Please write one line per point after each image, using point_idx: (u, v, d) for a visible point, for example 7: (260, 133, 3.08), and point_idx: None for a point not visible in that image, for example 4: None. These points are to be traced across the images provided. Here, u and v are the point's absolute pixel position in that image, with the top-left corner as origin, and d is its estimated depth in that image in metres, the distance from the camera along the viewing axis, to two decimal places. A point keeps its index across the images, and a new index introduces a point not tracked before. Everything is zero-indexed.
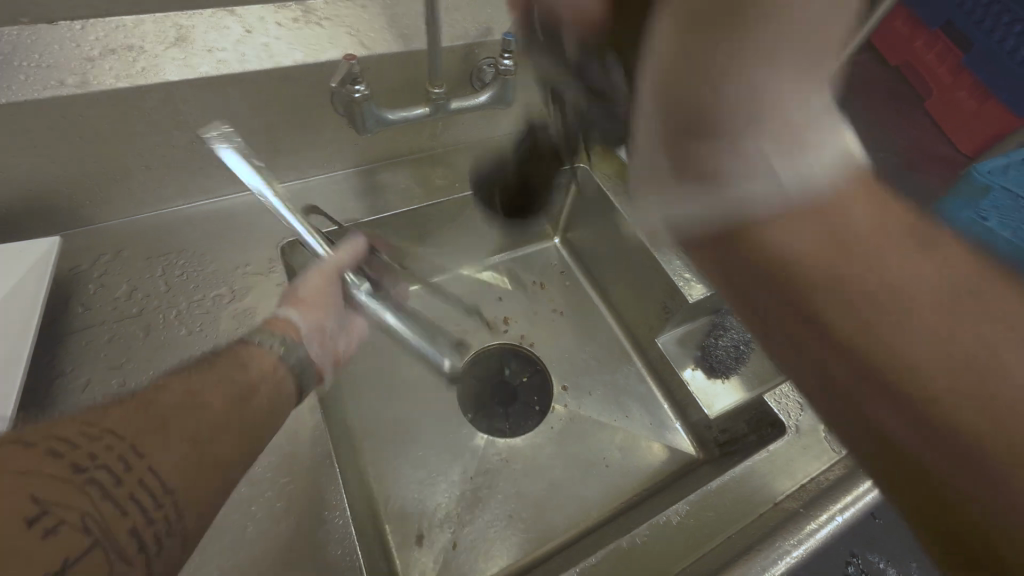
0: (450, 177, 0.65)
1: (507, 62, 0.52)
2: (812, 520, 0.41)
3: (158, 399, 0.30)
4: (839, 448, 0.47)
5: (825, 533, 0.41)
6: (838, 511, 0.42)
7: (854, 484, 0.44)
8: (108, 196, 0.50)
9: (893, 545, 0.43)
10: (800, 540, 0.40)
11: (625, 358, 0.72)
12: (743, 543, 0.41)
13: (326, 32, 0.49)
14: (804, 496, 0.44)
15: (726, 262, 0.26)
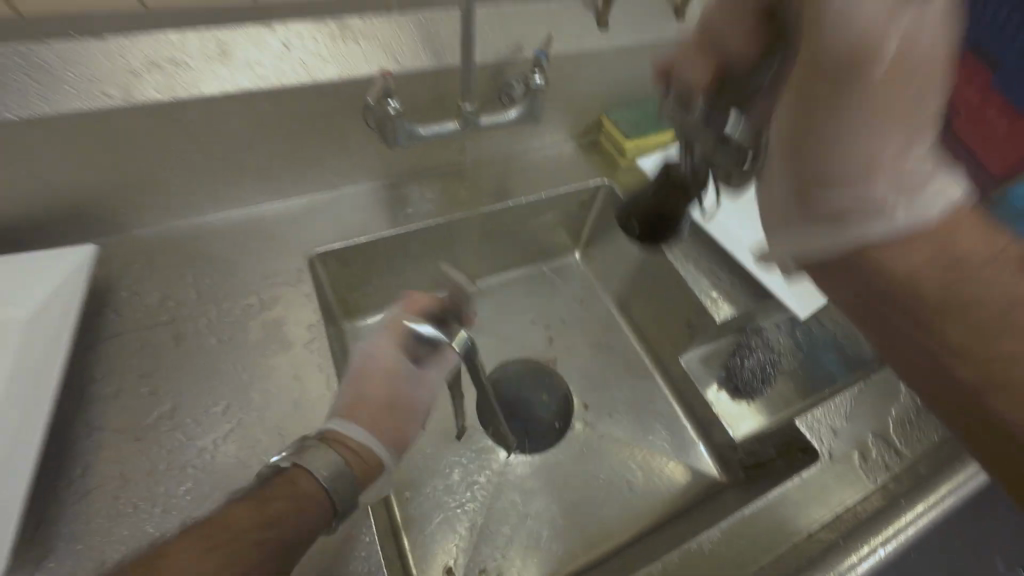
0: (476, 191, 0.65)
1: (538, 79, 0.52)
2: (852, 553, 0.40)
3: (218, 532, 0.33)
4: (874, 477, 0.46)
5: (865, 567, 0.39)
6: (878, 543, 0.41)
7: (895, 515, 0.42)
8: (145, 205, 0.51)
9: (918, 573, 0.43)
10: (839, 573, 0.39)
11: (647, 375, 0.71)
12: (777, 574, 0.40)
13: (361, 47, 0.50)
14: (840, 526, 0.43)
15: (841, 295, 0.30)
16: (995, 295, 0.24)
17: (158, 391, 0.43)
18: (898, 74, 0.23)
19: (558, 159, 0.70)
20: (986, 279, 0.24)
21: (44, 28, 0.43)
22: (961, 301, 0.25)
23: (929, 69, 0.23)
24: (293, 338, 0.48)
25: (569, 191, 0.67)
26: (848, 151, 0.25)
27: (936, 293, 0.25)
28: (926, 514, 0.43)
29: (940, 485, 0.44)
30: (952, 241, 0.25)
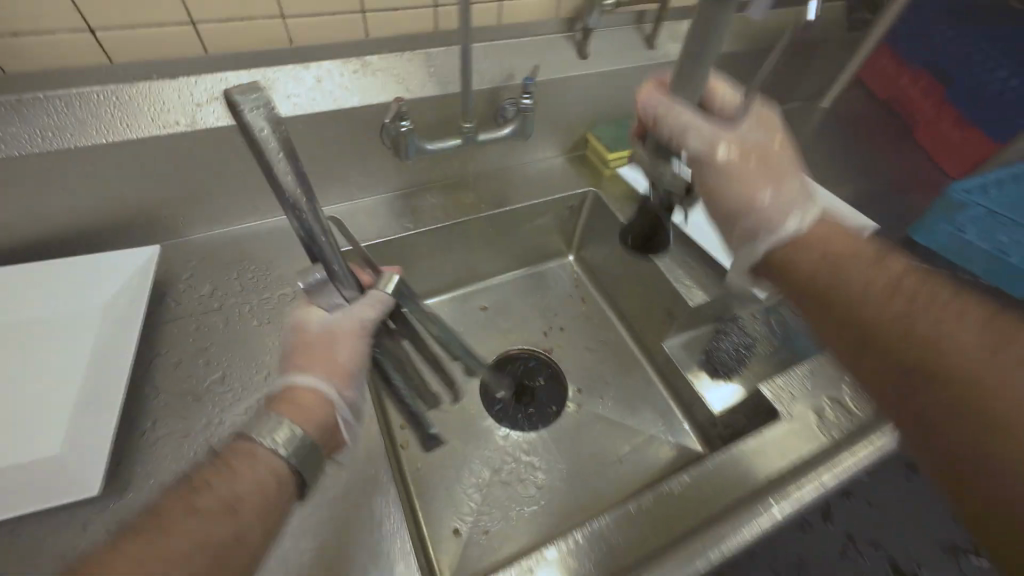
0: (477, 200, 0.75)
1: (527, 102, 0.62)
2: (796, 486, 0.47)
3: (160, 531, 0.32)
4: (829, 431, 0.52)
5: (807, 496, 0.47)
6: (820, 478, 0.48)
7: (837, 457, 0.49)
8: (199, 213, 0.61)
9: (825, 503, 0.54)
10: (784, 500, 0.46)
11: (635, 363, 0.78)
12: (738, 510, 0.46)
13: (379, 80, 0.60)
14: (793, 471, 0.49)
15: (782, 287, 0.45)
16: (855, 296, 0.40)
17: (211, 364, 0.52)
18: (746, 160, 0.43)
19: (549, 171, 0.80)
20: (841, 280, 0.41)
21: (127, 70, 0.54)
22: (838, 296, 0.41)
23: (764, 162, 0.44)
24: None
25: (559, 198, 0.76)
26: (743, 208, 0.45)
27: (862, 305, 0.40)
28: (865, 457, 0.50)
29: (874, 435, 0.51)
30: (833, 257, 0.42)
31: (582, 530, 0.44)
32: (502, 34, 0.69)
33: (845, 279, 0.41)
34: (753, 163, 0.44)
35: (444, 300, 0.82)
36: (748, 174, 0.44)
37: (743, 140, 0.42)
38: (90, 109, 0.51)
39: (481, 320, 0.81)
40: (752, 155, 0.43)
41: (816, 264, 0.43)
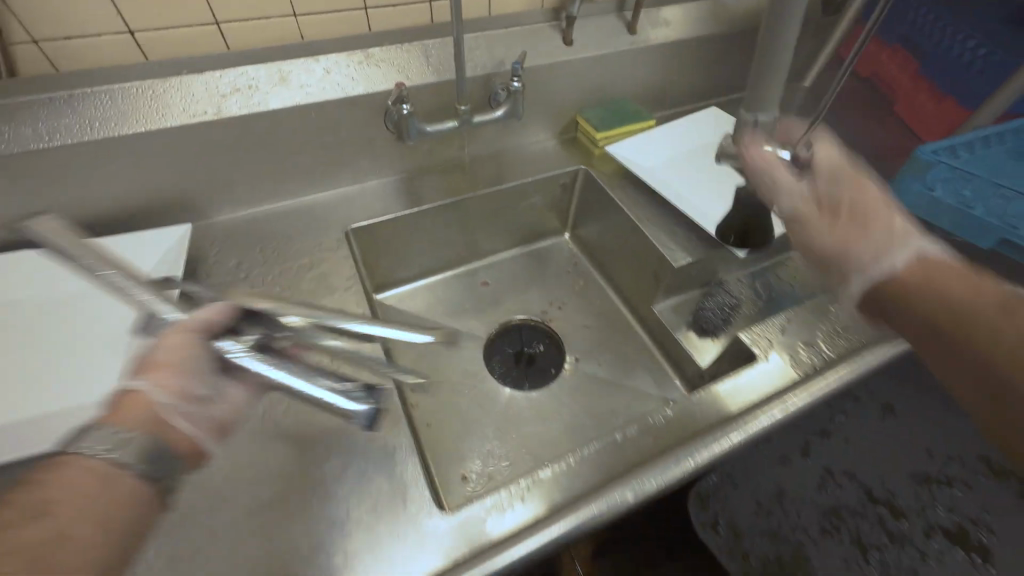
0: (476, 180, 0.81)
1: (517, 84, 0.68)
2: (771, 406, 0.52)
3: None
4: (801, 364, 0.57)
5: (781, 414, 0.52)
6: (793, 398, 0.53)
7: (808, 380, 0.55)
8: (224, 195, 0.67)
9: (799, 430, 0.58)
10: (760, 415, 0.51)
11: (629, 329, 0.83)
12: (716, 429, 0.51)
13: (382, 69, 0.66)
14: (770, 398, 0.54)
15: (888, 319, 0.50)
16: (966, 319, 0.43)
17: None
18: (844, 223, 0.52)
19: (543, 152, 0.86)
20: (950, 309, 0.44)
21: (158, 65, 0.60)
22: (936, 318, 0.45)
23: (868, 238, 0.51)
24: (336, 286, 0.62)
25: (552, 175, 0.82)
26: (849, 255, 0.52)
27: (965, 327, 0.43)
28: (833, 381, 0.55)
29: (841, 364, 0.56)
30: (933, 284, 0.46)
31: (575, 452, 0.48)
32: (493, 25, 0.75)
33: (951, 297, 0.44)
34: (826, 232, 0.53)
35: (447, 277, 0.88)
36: (863, 228, 0.52)
37: (818, 195, 0.55)
38: (129, 102, 0.58)
39: (483, 294, 0.87)
40: (872, 216, 0.51)
41: (932, 305, 0.45)
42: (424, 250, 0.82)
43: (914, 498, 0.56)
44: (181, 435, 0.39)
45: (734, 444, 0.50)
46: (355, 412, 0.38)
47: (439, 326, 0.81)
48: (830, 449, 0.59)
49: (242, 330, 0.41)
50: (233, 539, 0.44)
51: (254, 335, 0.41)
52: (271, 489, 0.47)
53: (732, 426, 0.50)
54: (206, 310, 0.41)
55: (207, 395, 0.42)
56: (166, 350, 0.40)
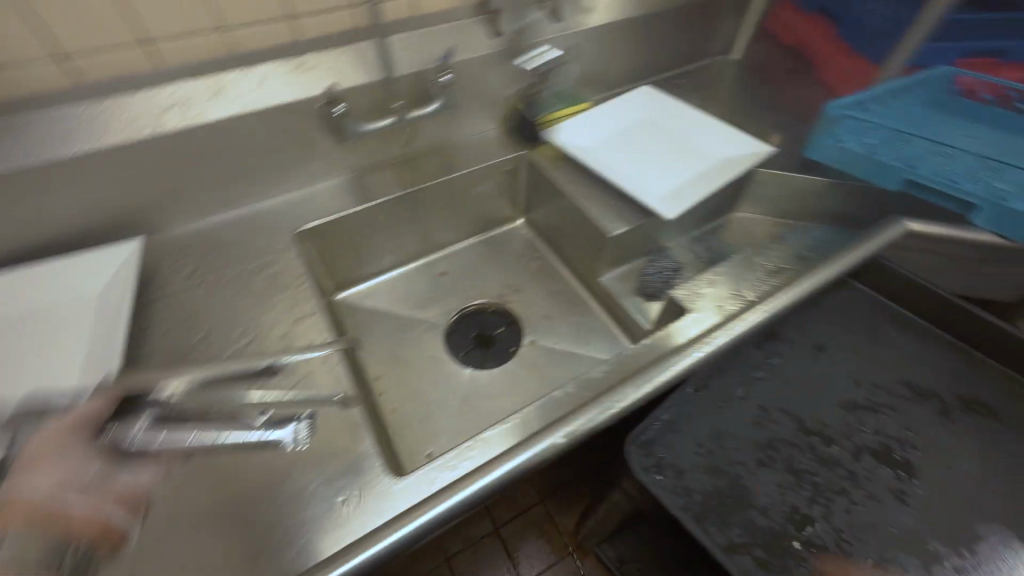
0: (423, 173, 0.84)
1: (446, 78, 0.73)
2: (694, 346, 0.56)
3: None
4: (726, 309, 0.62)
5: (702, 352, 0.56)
6: (716, 337, 0.57)
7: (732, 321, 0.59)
8: (172, 208, 0.69)
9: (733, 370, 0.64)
10: (683, 355, 0.56)
11: (584, 303, 0.86)
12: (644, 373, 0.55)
13: (314, 74, 0.68)
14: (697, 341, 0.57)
15: None
16: None
17: (194, 326, 0.60)
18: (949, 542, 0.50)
19: (487, 141, 0.89)
20: None
21: (95, 88, 0.63)
22: None
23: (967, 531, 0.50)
24: (287, 283, 0.64)
25: (497, 163, 0.85)
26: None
27: None
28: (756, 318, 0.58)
29: (766, 300, 0.60)
30: None
31: (518, 413, 0.52)
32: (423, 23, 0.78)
33: None
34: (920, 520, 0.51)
35: (406, 272, 0.90)
36: None
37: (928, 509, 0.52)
38: (68, 126, 0.60)
39: (442, 284, 0.89)
40: None
41: None
42: (379, 246, 0.85)
43: (843, 423, 0.62)
44: (78, 517, 0.39)
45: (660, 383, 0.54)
46: (290, 433, 0.45)
47: (400, 319, 0.83)
48: (759, 389, 0.64)
49: (120, 423, 0.42)
50: (203, 524, 0.47)
51: (143, 416, 0.43)
52: (243, 472, 0.50)
53: (654, 368, 0.55)
54: (93, 404, 0.43)
55: (103, 474, 0.41)
56: (51, 451, 0.40)
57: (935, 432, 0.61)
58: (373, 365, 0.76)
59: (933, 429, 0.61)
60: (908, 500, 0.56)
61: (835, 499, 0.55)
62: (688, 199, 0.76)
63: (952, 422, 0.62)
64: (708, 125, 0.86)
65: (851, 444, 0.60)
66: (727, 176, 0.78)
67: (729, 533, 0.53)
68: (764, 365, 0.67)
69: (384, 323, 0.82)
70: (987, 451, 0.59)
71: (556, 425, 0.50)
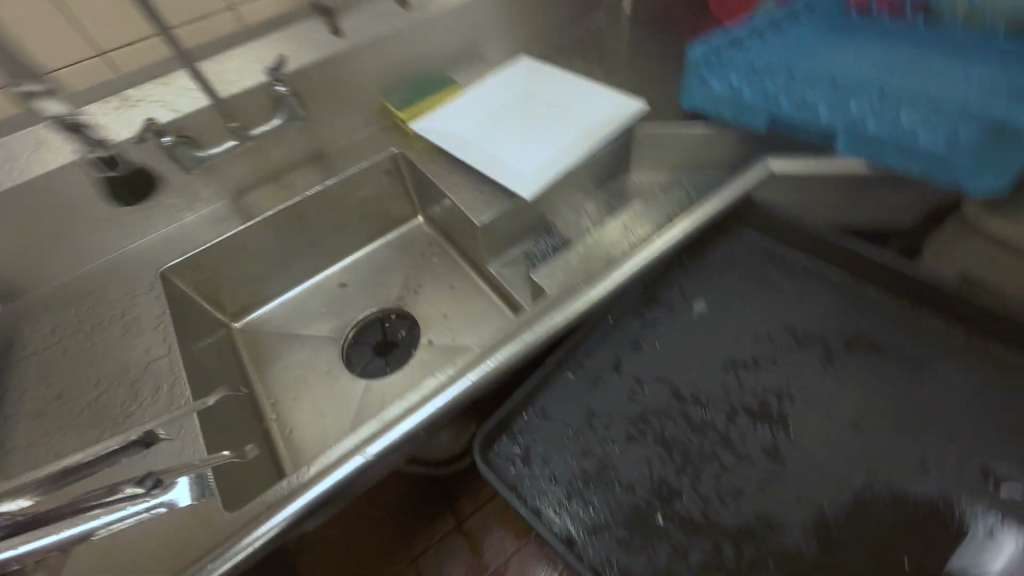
0: (295, 188, 0.82)
1: (280, 88, 0.69)
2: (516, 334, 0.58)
3: None
4: (573, 288, 0.61)
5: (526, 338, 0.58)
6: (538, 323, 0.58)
7: (561, 303, 0.60)
8: (33, 268, 0.69)
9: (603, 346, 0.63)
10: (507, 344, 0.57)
11: (482, 291, 0.84)
12: (478, 366, 0.57)
13: (141, 109, 0.67)
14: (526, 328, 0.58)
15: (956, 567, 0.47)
16: None
17: (53, 384, 0.60)
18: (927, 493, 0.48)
19: (359, 142, 0.86)
20: None
21: None
22: None
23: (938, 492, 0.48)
24: (146, 325, 0.64)
25: (368, 165, 0.83)
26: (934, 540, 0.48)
27: None
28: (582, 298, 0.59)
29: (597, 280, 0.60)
30: None
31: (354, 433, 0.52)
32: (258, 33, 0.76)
33: None
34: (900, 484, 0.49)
35: (307, 289, 0.89)
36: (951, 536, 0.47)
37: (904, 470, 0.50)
38: None
39: (342, 295, 0.88)
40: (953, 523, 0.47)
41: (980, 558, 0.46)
42: (268, 268, 0.84)
43: (721, 386, 0.59)
44: None
45: (479, 380, 0.56)
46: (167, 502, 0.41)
47: (298, 337, 0.83)
48: (632, 360, 0.62)
49: None
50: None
51: None
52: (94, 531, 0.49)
53: (482, 361, 0.56)
54: None
55: None
56: None
57: (814, 380, 0.58)
58: (270, 388, 0.77)
59: (814, 376, 0.59)
60: (781, 456, 0.53)
61: (704, 465, 0.54)
62: (550, 173, 0.74)
63: (833, 366, 0.59)
64: (586, 91, 0.83)
65: (725, 405, 0.57)
66: (593, 143, 0.75)
67: (588, 513, 0.52)
68: (640, 334, 0.64)
69: (283, 344, 0.82)
70: (869, 392, 0.57)
71: (363, 443, 0.51)
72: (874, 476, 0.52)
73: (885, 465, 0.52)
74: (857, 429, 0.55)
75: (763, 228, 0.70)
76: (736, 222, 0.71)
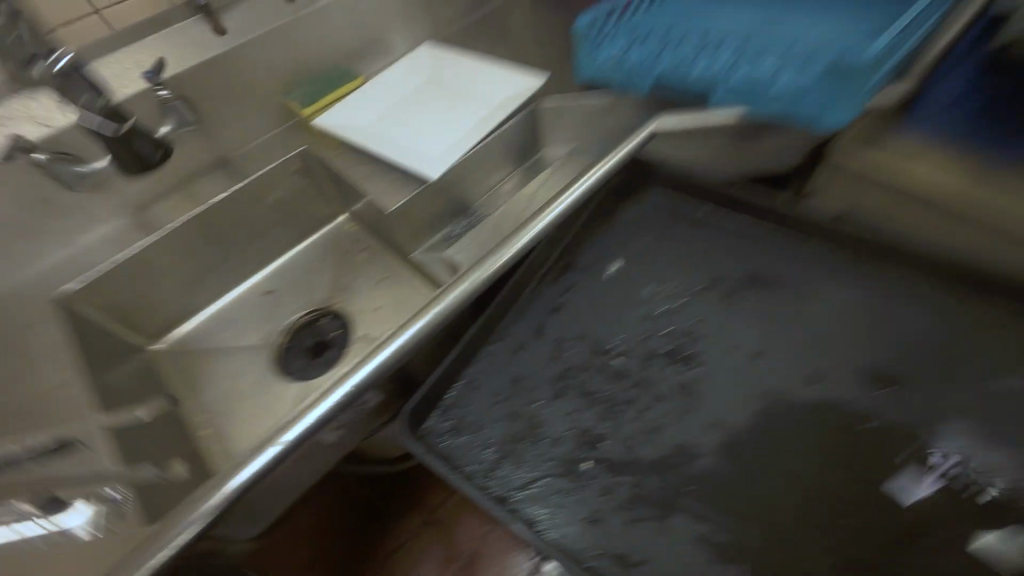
0: (199, 196, 0.79)
1: (162, 92, 0.67)
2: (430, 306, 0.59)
3: None
4: (485, 259, 0.62)
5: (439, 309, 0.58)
6: (450, 292, 0.59)
7: (472, 272, 0.61)
8: None
9: (523, 313, 0.66)
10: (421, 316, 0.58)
11: (411, 279, 0.85)
12: (394, 342, 0.57)
13: (6, 128, 0.63)
14: (440, 300, 0.59)
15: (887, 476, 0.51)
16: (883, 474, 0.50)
17: None
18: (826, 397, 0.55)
19: (264, 144, 0.84)
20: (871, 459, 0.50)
21: None
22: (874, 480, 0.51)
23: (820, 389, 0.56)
24: (43, 354, 0.61)
25: (275, 166, 0.81)
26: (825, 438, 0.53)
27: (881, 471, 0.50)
28: (493, 265, 0.61)
29: (505, 248, 0.62)
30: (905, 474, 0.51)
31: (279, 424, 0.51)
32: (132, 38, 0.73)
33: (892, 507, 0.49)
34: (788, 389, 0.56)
35: (229, 302, 0.86)
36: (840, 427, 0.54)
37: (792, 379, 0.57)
38: None
39: (268, 302, 0.86)
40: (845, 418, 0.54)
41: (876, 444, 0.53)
42: (183, 283, 0.81)
43: (636, 335, 0.63)
44: None
45: (392, 357, 0.56)
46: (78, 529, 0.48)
47: (225, 349, 0.81)
48: (553, 324, 0.65)
49: None
50: None
51: None
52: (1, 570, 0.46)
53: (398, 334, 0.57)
54: None
55: None
56: None
57: (720, 317, 0.63)
58: (198, 403, 0.75)
59: (716, 314, 0.63)
60: (693, 389, 0.58)
61: (624, 408, 0.57)
62: (459, 154, 0.75)
63: (733, 303, 0.64)
64: (487, 73, 0.86)
65: (641, 351, 0.61)
66: (497, 121, 0.78)
67: (519, 471, 0.54)
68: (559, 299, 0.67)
69: (208, 358, 0.80)
70: (765, 321, 0.62)
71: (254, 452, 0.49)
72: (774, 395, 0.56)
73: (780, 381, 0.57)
74: (756, 357, 0.59)
75: (665, 185, 0.74)
76: (639, 181, 0.75)
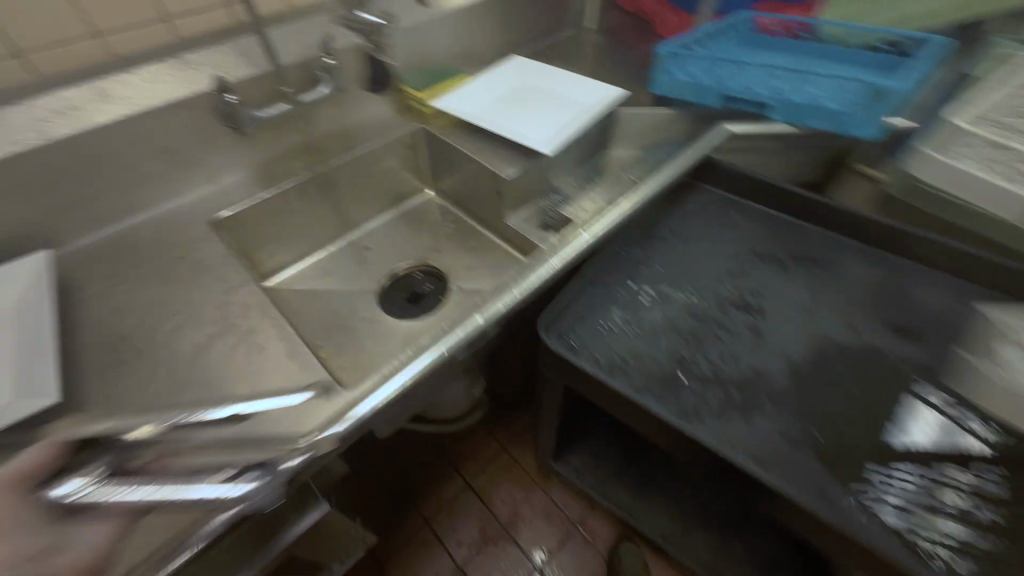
0: (325, 156, 0.90)
1: (330, 59, 0.78)
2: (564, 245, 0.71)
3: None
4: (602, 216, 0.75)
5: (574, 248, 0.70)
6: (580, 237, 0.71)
7: (594, 224, 0.73)
8: (77, 220, 0.71)
9: (617, 269, 0.79)
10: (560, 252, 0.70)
11: (497, 246, 0.97)
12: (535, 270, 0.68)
13: (200, 70, 0.72)
14: (569, 244, 0.72)
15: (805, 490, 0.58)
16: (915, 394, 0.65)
17: (128, 317, 0.63)
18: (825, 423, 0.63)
19: (380, 120, 0.97)
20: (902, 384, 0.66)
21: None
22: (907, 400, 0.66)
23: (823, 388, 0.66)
24: (211, 266, 0.69)
25: (394, 137, 0.93)
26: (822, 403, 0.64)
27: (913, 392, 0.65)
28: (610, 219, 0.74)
29: (616, 210, 0.76)
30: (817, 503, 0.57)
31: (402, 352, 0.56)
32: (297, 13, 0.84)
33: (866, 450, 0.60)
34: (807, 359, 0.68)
35: (331, 254, 0.95)
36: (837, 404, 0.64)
37: (839, 332, 0.72)
38: None
39: (366, 257, 0.96)
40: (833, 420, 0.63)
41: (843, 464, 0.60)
42: (300, 230, 0.90)
43: (711, 290, 0.77)
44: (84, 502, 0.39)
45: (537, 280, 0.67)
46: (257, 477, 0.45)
47: (330, 292, 0.89)
48: (644, 278, 0.78)
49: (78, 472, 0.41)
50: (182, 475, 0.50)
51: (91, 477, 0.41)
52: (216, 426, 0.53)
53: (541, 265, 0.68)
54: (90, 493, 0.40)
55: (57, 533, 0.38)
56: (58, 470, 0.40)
57: (777, 283, 0.78)
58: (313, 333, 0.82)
59: (772, 279, 0.79)
60: (760, 333, 0.72)
61: (710, 341, 0.70)
62: (565, 139, 0.88)
63: (785, 273, 0.80)
64: (577, 83, 1.02)
65: (716, 302, 0.75)
66: (589, 118, 0.92)
67: (631, 381, 0.66)
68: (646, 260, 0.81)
69: (316, 299, 0.88)
70: (810, 287, 0.78)
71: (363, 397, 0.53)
72: (819, 339, 0.71)
73: (823, 328, 0.73)
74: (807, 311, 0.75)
75: (724, 182, 0.91)
76: (704, 177, 0.92)
